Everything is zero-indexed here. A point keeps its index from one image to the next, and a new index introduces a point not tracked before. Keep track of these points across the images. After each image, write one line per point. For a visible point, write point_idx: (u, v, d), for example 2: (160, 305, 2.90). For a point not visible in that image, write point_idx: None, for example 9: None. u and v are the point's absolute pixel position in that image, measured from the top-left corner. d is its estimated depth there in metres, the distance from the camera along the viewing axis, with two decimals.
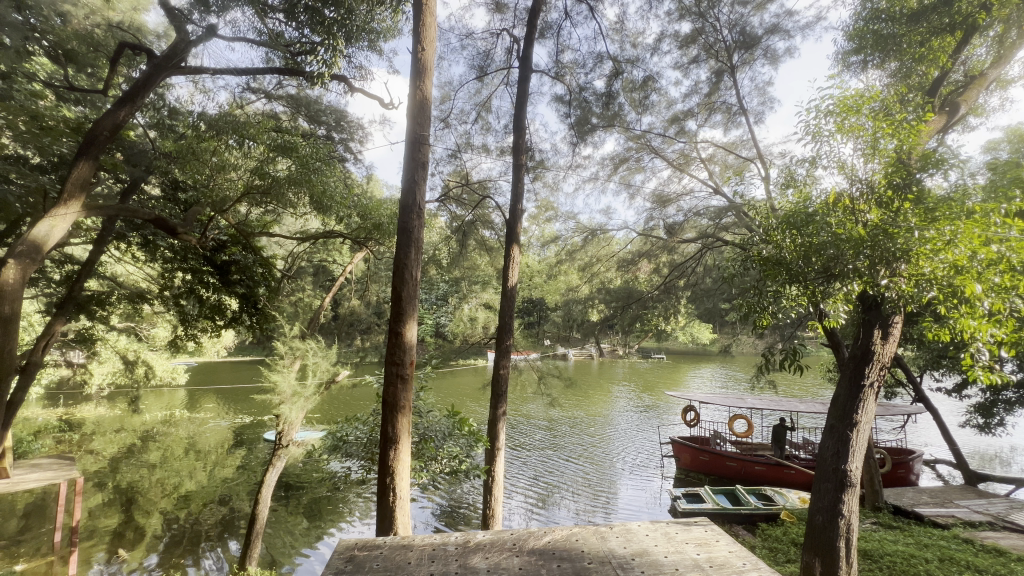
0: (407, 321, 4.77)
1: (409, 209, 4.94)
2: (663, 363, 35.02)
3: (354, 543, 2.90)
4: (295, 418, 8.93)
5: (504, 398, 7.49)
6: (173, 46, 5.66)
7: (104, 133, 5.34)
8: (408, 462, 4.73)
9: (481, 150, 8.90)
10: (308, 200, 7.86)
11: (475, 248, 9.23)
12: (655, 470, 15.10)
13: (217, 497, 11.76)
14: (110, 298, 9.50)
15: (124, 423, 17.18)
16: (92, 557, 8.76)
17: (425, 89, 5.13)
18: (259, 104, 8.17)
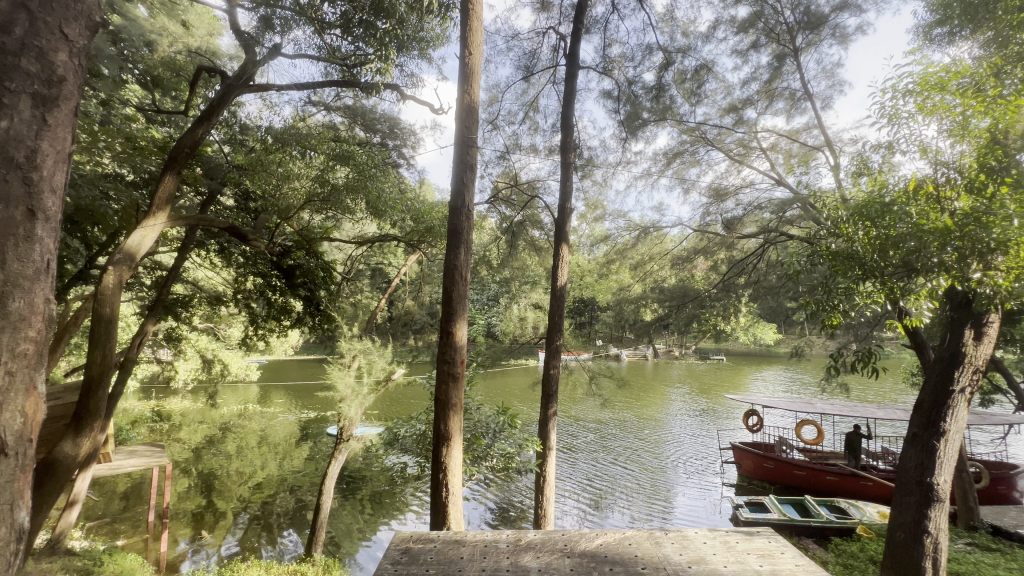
0: (457, 320, 4.86)
1: (458, 210, 5.03)
2: (722, 364, 33.55)
3: (410, 535, 2.99)
4: (354, 415, 9.40)
5: (555, 398, 7.47)
6: (242, 66, 6.12)
7: (185, 150, 5.83)
8: (460, 459, 4.80)
9: (529, 150, 8.94)
10: (364, 204, 8.25)
11: (525, 249, 9.26)
12: (715, 477, 14.44)
13: (286, 486, 12.56)
14: (193, 301, 10.39)
15: (205, 415, 18.75)
16: (179, 537, 9.61)
17: (472, 93, 5.22)
18: (320, 116, 8.63)
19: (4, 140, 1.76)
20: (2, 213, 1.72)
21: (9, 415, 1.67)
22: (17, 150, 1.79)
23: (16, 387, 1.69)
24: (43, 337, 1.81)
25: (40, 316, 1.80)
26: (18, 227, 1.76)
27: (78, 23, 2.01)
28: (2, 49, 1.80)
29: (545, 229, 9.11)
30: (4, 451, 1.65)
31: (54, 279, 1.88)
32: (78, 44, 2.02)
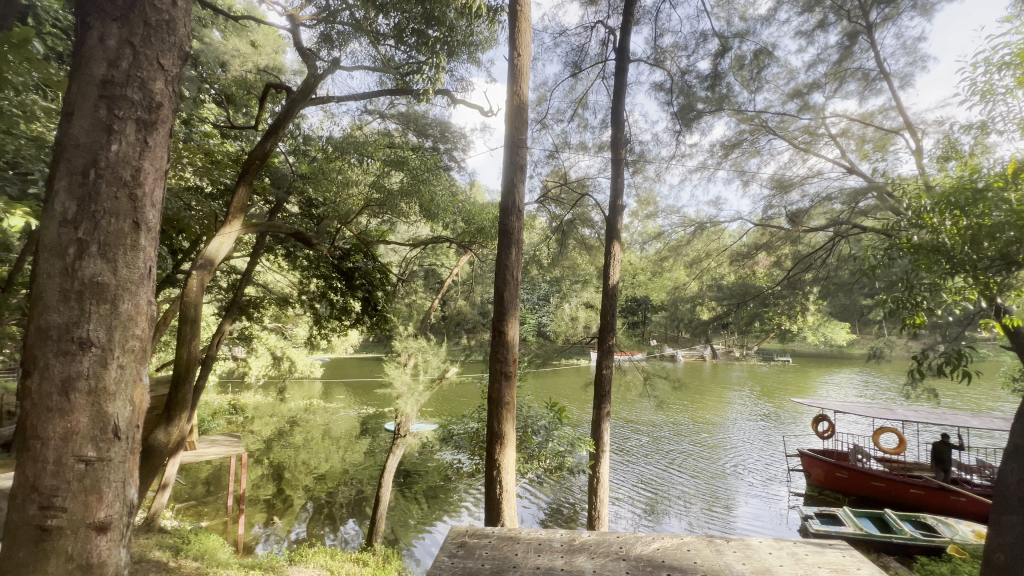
0: (509, 319, 4.92)
1: (509, 211, 5.09)
2: (787, 366, 31.68)
3: (466, 529, 3.07)
4: (410, 411, 9.75)
5: (608, 398, 7.38)
6: (305, 81, 6.51)
7: (257, 161, 6.26)
8: (513, 457, 4.85)
9: (578, 147, 8.89)
10: (418, 208, 8.74)
11: (574, 247, 9.20)
12: (781, 485, 13.65)
13: (348, 478, 13.23)
14: (264, 302, 11.19)
15: (275, 409, 20.12)
16: (254, 522, 10.38)
17: (521, 94, 5.25)
18: (376, 124, 9.02)
19: (114, 162, 1.88)
20: (110, 226, 1.84)
21: (122, 402, 1.86)
22: (125, 171, 1.91)
23: (126, 379, 1.88)
24: (147, 336, 1.97)
25: (144, 317, 1.96)
26: (125, 239, 1.89)
27: (172, 54, 2.05)
28: (111, 81, 1.90)
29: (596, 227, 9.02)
30: (117, 436, 1.84)
31: (156, 283, 2.02)
32: (173, 74, 2.07)
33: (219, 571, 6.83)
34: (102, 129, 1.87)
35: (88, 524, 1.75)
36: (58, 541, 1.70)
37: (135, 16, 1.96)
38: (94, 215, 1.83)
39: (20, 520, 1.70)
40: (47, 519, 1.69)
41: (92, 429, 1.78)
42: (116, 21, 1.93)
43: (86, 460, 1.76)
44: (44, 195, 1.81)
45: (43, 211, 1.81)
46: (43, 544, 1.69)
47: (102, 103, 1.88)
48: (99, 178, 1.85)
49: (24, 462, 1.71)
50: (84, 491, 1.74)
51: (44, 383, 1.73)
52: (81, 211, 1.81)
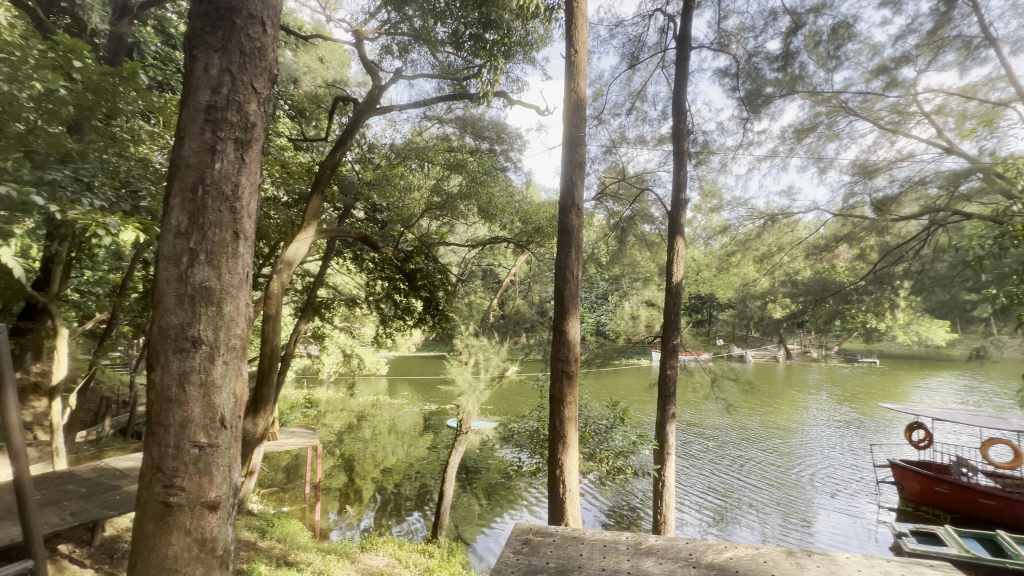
0: (570, 318, 4.90)
1: (568, 210, 5.08)
2: (873, 368, 29.05)
3: (529, 527, 3.08)
4: (472, 409, 10.02)
5: (673, 399, 7.13)
6: (370, 93, 6.89)
7: (328, 171, 6.66)
8: (576, 457, 4.82)
9: (636, 141, 8.69)
10: (477, 210, 9.00)
11: (633, 245, 8.98)
12: (868, 498, 12.54)
13: (413, 472, 13.77)
14: (334, 303, 11.92)
15: (346, 404, 21.32)
16: (329, 510, 11.05)
17: (579, 91, 5.21)
18: (435, 129, 9.31)
19: (217, 178, 2.08)
20: (215, 237, 2.05)
21: (227, 394, 2.06)
22: (226, 186, 2.10)
23: (229, 373, 2.07)
24: (245, 335, 2.17)
25: (243, 318, 2.15)
26: (227, 248, 2.09)
27: (263, 78, 2.23)
28: (214, 106, 2.11)
29: (658, 223, 8.75)
30: (224, 425, 2.03)
31: (253, 288, 2.21)
32: (264, 95, 2.25)
33: (299, 554, 7.34)
34: (208, 149, 2.09)
35: (202, 502, 1.95)
36: (179, 516, 1.92)
37: (233, 46, 2.15)
38: (202, 227, 2.04)
39: (147, 496, 1.93)
40: (169, 496, 1.92)
41: (204, 418, 1.99)
42: (218, 52, 2.14)
43: (199, 445, 1.97)
44: (162, 211, 2.05)
45: (161, 224, 2.05)
46: (167, 518, 1.91)
47: (207, 126, 2.10)
48: (206, 195, 2.06)
49: (151, 445, 1.95)
50: (198, 472, 1.95)
51: (165, 376, 1.96)
52: (192, 225, 2.03)
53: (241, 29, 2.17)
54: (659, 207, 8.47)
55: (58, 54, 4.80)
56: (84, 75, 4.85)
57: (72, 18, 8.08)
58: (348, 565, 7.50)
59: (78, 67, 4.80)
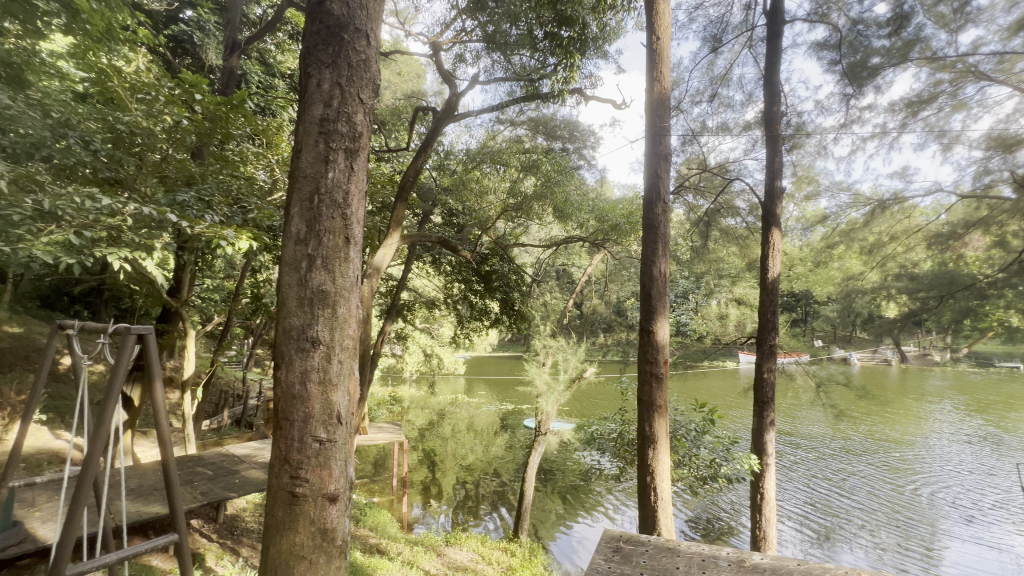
0: (658, 318, 4.68)
1: (653, 204, 4.85)
2: (1015, 375, 24.88)
3: (619, 534, 2.92)
4: (550, 410, 10.03)
5: (771, 405, 6.57)
6: (448, 101, 7.09)
7: (410, 180, 6.94)
8: (668, 464, 4.58)
9: (719, 129, 8.14)
10: (552, 210, 9.00)
11: (716, 239, 8.40)
12: (1014, 526, 10.71)
13: (492, 470, 14.03)
14: (416, 305, 12.50)
15: (427, 401, 22.27)
16: (414, 503, 11.55)
17: (662, 81, 4.97)
18: (508, 132, 9.34)
19: (330, 187, 2.21)
20: (329, 243, 2.17)
21: (342, 392, 2.18)
22: (337, 194, 2.23)
23: (344, 371, 2.19)
24: (356, 335, 2.28)
25: (355, 320, 2.26)
26: (340, 253, 2.21)
27: (368, 89, 2.34)
28: (327, 119, 2.25)
29: (742, 216, 8.05)
30: (340, 421, 2.15)
31: (362, 290, 2.32)
32: (369, 106, 2.36)
33: (389, 543, 7.73)
34: (322, 160, 2.22)
35: (323, 494, 2.08)
36: (303, 505, 2.06)
37: (341, 61, 2.28)
38: (319, 234, 2.18)
39: (277, 485, 2.09)
40: (295, 486, 2.06)
41: (322, 414, 2.11)
42: (329, 67, 2.27)
43: (319, 440, 2.10)
44: (284, 219, 2.22)
45: (283, 233, 2.22)
46: (294, 506, 2.06)
47: (321, 138, 2.24)
48: (321, 203, 2.20)
49: (279, 437, 2.11)
50: (319, 464, 2.09)
51: (290, 374, 2.12)
52: (310, 232, 2.18)
53: (348, 43, 2.29)
54: (747, 197, 7.78)
55: (182, 89, 5.45)
56: (203, 107, 5.41)
57: (191, 58, 9.21)
58: (434, 557, 7.76)
59: (198, 99, 5.41)
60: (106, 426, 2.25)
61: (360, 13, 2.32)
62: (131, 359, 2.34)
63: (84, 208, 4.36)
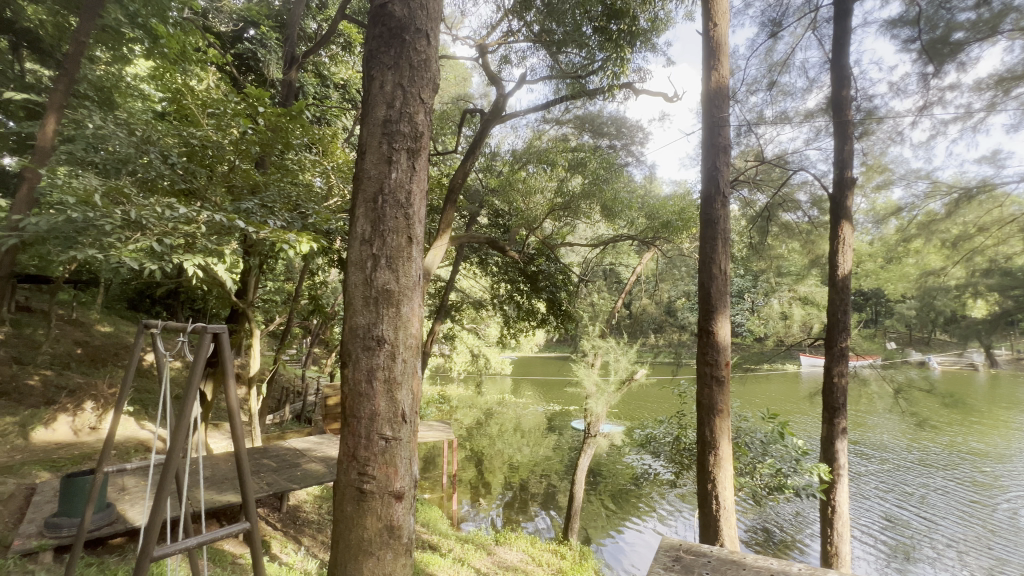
0: (718, 317, 4.46)
1: (712, 198, 4.63)
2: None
3: (679, 543, 2.78)
4: (600, 412, 9.84)
5: (843, 411, 6.13)
6: (495, 102, 7.14)
7: (458, 182, 7.03)
8: (731, 471, 4.34)
9: (777, 119, 7.66)
10: (600, 208, 8.86)
11: (776, 235, 7.90)
12: None
13: (539, 470, 13.96)
14: (463, 306, 12.66)
15: (474, 400, 22.50)
16: (463, 501, 11.66)
17: (721, 70, 4.75)
18: (553, 131, 9.26)
19: (393, 187, 2.25)
20: (393, 242, 2.21)
21: (406, 390, 2.21)
22: (400, 194, 2.27)
23: (407, 370, 2.22)
24: (419, 333, 2.31)
25: (417, 319, 2.29)
26: (403, 252, 2.25)
27: (429, 88, 2.37)
28: (390, 120, 2.29)
29: (803, 211, 7.58)
30: (404, 419, 2.18)
31: (424, 290, 2.34)
32: (430, 105, 2.39)
33: (441, 539, 7.84)
34: (386, 160, 2.26)
35: (389, 491, 2.12)
36: (371, 502, 2.10)
37: (403, 62, 2.32)
38: (383, 234, 2.22)
39: (345, 481, 2.14)
40: (363, 482, 2.11)
41: (388, 412, 2.15)
42: (391, 69, 2.31)
43: (385, 437, 2.14)
44: (349, 220, 2.28)
45: (349, 234, 2.28)
46: (362, 503, 2.10)
47: (384, 139, 2.28)
48: (385, 203, 2.24)
49: (347, 434, 2.17)
50: (385, 462, 2.12)
51: (357, 371, 2.17)
52: (376, 231, 2.22)
53: (409, 44, 2.33)
54: (809, 190, 7.35)
55: (247, 103, 5.71)
56: (265, 119, 5.64)
57: (255, 74, 9.80)
58: (485, 556, 7.80)
59: (261, 111, 5.64)
60: (187, 419, 2.38)
61: (420, 14, 2.36)
62: (208, 356, 2.46)
63: (164, 216, 4.73)
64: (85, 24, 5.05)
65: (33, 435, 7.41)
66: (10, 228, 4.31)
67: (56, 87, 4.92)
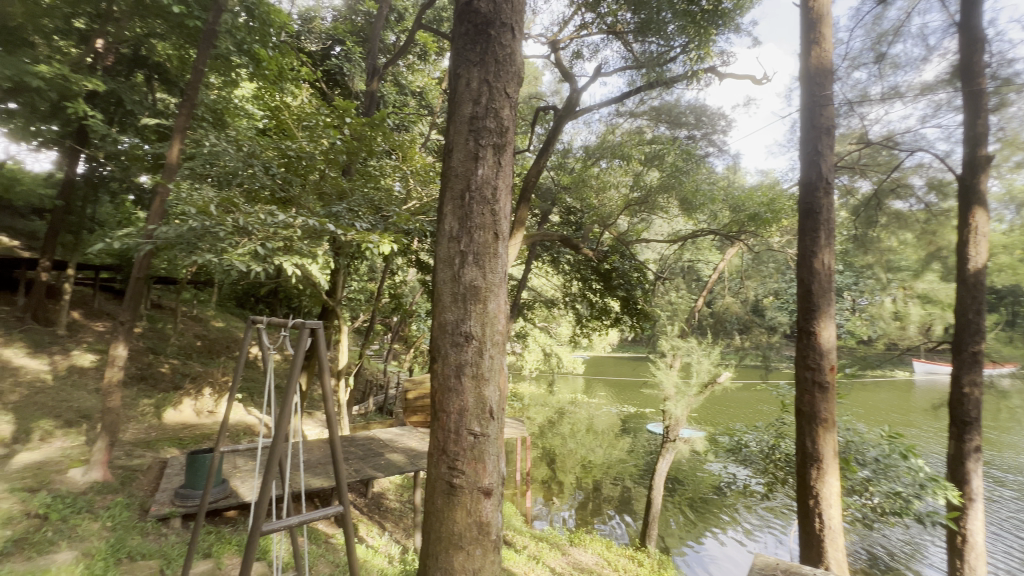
0: (823, 318, 4.03)
1: (813, 186, 4.20)
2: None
3: (776, 562, 2.54)
4: (680, 415, 9.37)
5: (978, 426, 5.29)
6: (568, 98, 7.02)
7: (532, 180, 6.99)
8: (837, 488, 3.91)
9: (886, 95, 6.78)
10: (678, 202, 8.45)
11: (884, 226, 6.93)
12: None
13: (613, 473, 13.61)
14: (535, 304, 12.66)
15: (547, 399, 22.44)
16: (536, 499, 11.70)
17: (823, 43, 4.29)
18: (627, 124, 8.89)
19: (480, 184, 2.27)
20: (480, 238, 2.23)
21: (493, 387, 2.23)
22: (487, 190, 2.29)
23: (494, 366, 2.24)
24: (505, 330, 2.32)
25: (503, 315, 2.30)
26: (489, 248, 2.26)
27: (514, 83, 2.37)
28: (476, 116, 2.31)
29: (916, 198, 6.61)
30: (492, 415, 2.20)
31: (509, 287, 2.35)
32: (515, 100, 2.38)
33: (515, 536, 7.92)
34: (472, 157, 2.29)
35: (478, 487, 2.15)
36: (461, 496, 2.13)
37: (489, 58, 2.33)
38: (470, 230, 2.25)
39: (436, 475, 2.19)
40: (453, 477, 2.14)
41: (476, 408, 2.18)
42: (477, 66, 2.34)
43: (474, 433, 2.17)
44: (438, 218, 2.34)
45: (437, 232, 2.33)
46: (453, 496, 2.14)
47: (471, 136, 2.31)
48: (472, 200, 2.27)
49: (436, 428, 2.22)
50: (473, 458, 2.15)
51: (446, 366, 2.21)
52: (464, 228, 2.25)
53: (495, 39, 2.34)
54: (926, 173, 6.37)
55: (336, 114, 6.16)
56: (352, 128, 6.05)
57: (342, 88, 10.48)
58: (560, 556, 7.73)
59: (349, 122, 6.05)
60: (290, 407, 2.54)
61: (505, 8, 2.36)
62: (307, 349, 2.64)
63: (266, 222, 5.17)
64: (202, 54, 5.67)
65: (165, 416, 8.54)
66: (145, 236, 4.93)
67: (180, 112, 5.48)
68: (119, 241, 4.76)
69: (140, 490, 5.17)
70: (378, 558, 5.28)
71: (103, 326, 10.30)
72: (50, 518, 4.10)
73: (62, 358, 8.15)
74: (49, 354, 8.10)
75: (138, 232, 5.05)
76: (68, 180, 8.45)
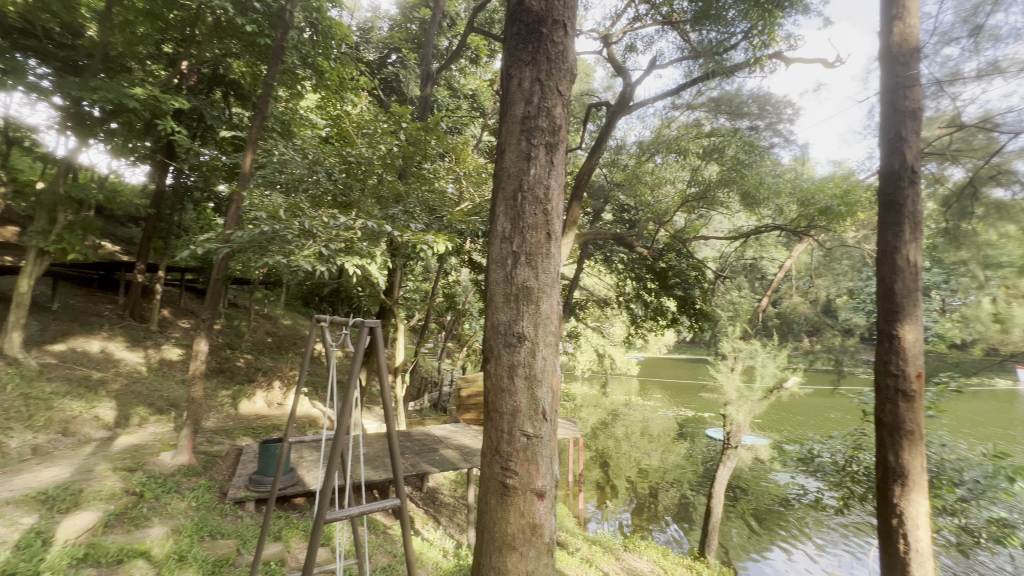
0: (907, 320, 3.67)
1: (896, 176, 3.84)
2: None
3: None
4: (742, 421, 8.89)
5: None
6: (622, 93, 6.87)
7: (584, 178, 6.89)
8: (925, 507, 3.55)
9: (983, 72, 6.08)
10: (739, 197, 8.05)
11: (980, 218, 6.08)
12: None
13: (670, 478, 13.16)
14: (587, 304, 12.47)
15: (599, 400, 22.08)
16: (589, 501, 11.55)
17: (907, 18, 3.92)
18: (684, 117, 8.57)
19: (532, 183, 2.27)
20: (532, 239, 2.22)
21: (546, 388, 2.21)
22: (539, 190, 2.28)
23: (547, 368, 2.23)
24: (558, 332, 2.30)
25: (556, 316, 2.28)
26: (541, 249, 2.25)
27: (566, 80, 2.34)
28: (528, 116, 2.30)
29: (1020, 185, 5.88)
30: (545, 417, 2.19)
31: (562, 288, 2.32)
32: (567, 97, 2.36)
33: (568, 537, 7.86)
34: (525, 157, 2.28)
35: (531, 489, 2.14)
36: (514, 497, 2.14)
37: (540, 57, 2.32)
38: (522, 231, 2.25)
39: (489, 474, 2.20)
40: (507, 477, 2.15)
41: (529, 409, 2.18)
42: (529, 65, 2.33)
43: (527, 435, 2.17)
44: (490, 219, 2.35)
45: (489, 232, 2.35)
46: (505, 497, 2.14)
47: (523, 136, 2.30)
48: (524, 200, 2.26)
49: (490, 428, 2.23)
50: (526, 459, 2.15)
51: (498, 367, 2.22)
52: (516, 229, 2.25)
53: (547, 37, 2.32)
54: None
55: (393, 120, 6.38)
56: (408, 133, 6.25)
57: (398, 95, 10.84)
58: (614, 561, 7.58)
59: (405, 127, 6.26)
60: (351, 402, 2.64)
61: (557, 5, 2.34)
62: (366, 347, 2.74)
63: (329, 225, 5.42)
64: (272, 69, 6.05)
65: (240, 406, 9.23)
66: (223, 241, 5.33)
67: (253, 125, 5.89)
68: (201, 246, 5.19)
69: (220, 474, 5.62)
70: (434, 551, 5.42)
71: (188, 323, 11.28)
72: (146, 495, 4.53)
73: (154, 352, 9.00)
74: (144, 348, 8.98)
75: (216, 237, 5.47)
76: (158, 191, 9.32)
